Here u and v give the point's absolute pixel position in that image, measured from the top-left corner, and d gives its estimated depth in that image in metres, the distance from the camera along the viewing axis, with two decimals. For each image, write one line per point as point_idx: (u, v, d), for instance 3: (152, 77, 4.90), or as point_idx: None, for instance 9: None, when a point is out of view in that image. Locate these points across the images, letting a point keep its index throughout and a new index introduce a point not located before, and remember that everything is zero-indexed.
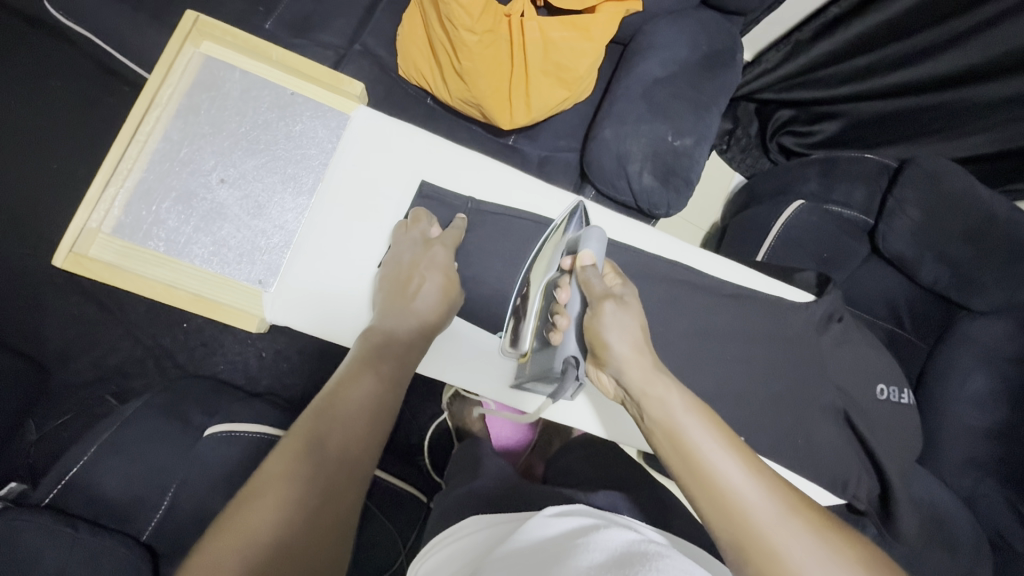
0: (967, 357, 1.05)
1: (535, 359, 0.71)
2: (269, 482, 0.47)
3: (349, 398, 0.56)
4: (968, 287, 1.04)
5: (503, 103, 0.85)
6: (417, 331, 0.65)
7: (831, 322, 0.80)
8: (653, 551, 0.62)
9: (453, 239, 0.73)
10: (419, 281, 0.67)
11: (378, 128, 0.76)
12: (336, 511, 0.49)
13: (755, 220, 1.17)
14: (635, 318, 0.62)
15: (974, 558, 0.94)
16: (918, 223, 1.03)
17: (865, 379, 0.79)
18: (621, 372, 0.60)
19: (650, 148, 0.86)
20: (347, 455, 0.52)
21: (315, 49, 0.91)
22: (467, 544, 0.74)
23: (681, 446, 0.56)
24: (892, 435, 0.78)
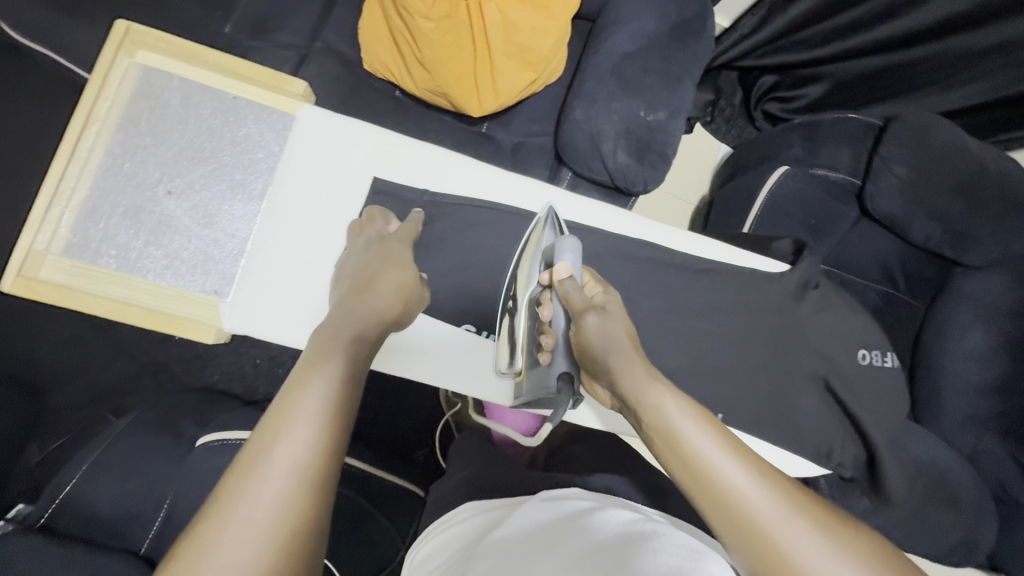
0: (964, 313, 1.03)
1: (529, 379, 0.71)
2: (222, 508, 0.40)
3: (301, 404, 0.46)
4: (962, 242, 1.02)
5: (470, 90, 0.82)
6: (375, 324, 0.59)
7: (808, 289, 0.79)
8: (649, 531, 0.62)
9: (411, 233, 0.73)
10: (373, 279, 0.63)
11: (323, 127, 0.77)
12: (300, 532, 0.40)
13: (741, 191, 1.15)
14: (621, 327, 0.63)
15: (980, 515, 0.94)
16: (907, 180, 1.00)
17: (846, 344, 0.78)
18: (615, 384, 0.61)
19: (622, 126, 0.84)
20: (303, 465, 0.43)
21: (276, 50, 0.90)
22: (462, 530, 0.74)
23: (680, 452, 0.55)
24: (879, 400, 0.77)
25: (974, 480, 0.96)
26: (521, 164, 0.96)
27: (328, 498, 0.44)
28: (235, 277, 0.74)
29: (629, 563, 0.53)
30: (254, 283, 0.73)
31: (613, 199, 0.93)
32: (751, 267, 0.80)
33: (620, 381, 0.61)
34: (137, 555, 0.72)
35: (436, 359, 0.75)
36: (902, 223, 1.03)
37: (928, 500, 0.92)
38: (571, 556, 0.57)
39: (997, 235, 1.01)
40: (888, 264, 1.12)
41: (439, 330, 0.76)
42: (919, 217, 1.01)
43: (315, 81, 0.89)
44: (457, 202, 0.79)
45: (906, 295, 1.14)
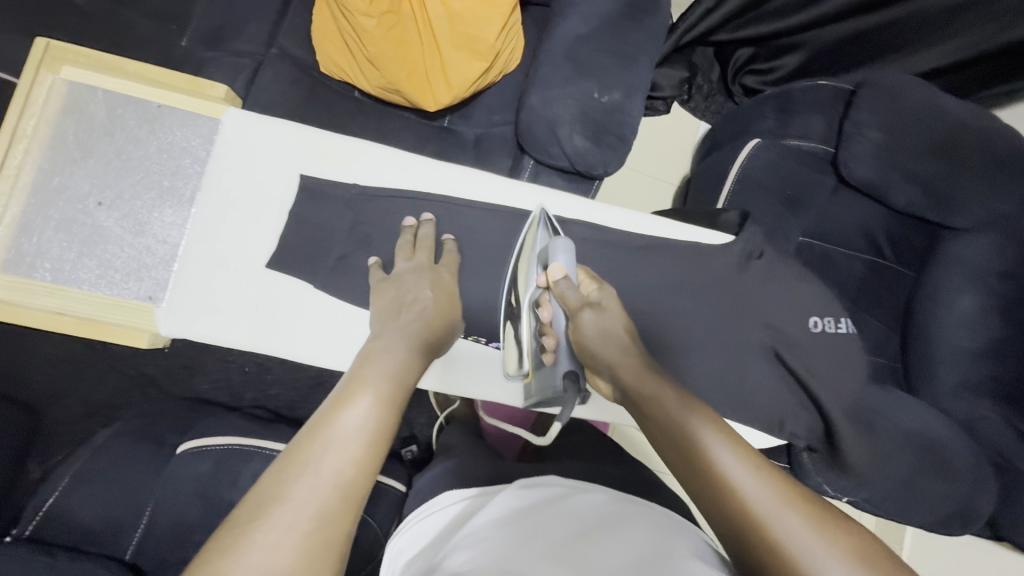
0: (956, 278, 1.00)
1: (538, 380, 0.75)
2: (264, 507, 0.46)
3: (344, 423, 0.53)
4: (946, 205, 0.98)
5: (422, 84, 0.82)
6: (418, 345, 0.65)
7: (751, 259, 0.81)
8: (625, 523, 0.62)
9: (453, 264, 0.78)
10: (417, 296, 0.71)
11: (247, 127, 0.78)
12: (331, 536, 0.46)
13: (716, 167, 1.13)
14: (615, 319, 0.69)
15: (976, 485, 0.91)
16: (882, 143, 0.97)
17: (796, 312, 0.79)
18: (616, 376, 0.66)
19: (578, 110, 0.83)
20: (342, 478, 0.49)
21: (232, 59, 0.91)
22: (439, 518, 0.74)
23: (682, 446, 0.59)
24: (832, 368, 0.77)
25: (971, 449, 0.93)
26: (484, 157, 0.96)
27: (358, 509, 0.50)
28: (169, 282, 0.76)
29: (605, 562, 0.54)
30: (190, 287, 0.74)
31: (577, 185, 0.92)
32: (695, 240, 0.83)
33: (621, 372, 0.66)
34: (122, 562, 0.75)
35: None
36: (880, 188, 1.00)
37: (921, 471, 0.89)
38: (547, 545, 0.57)
39: (983, 195, 0.97)
40: (873, 232, 1.09)
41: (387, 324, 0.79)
42: (897, 180, 0.98)
43: (271, 86, 0.90)
44: (409, 197, 0.80)
45: (892, 262, 1.10)
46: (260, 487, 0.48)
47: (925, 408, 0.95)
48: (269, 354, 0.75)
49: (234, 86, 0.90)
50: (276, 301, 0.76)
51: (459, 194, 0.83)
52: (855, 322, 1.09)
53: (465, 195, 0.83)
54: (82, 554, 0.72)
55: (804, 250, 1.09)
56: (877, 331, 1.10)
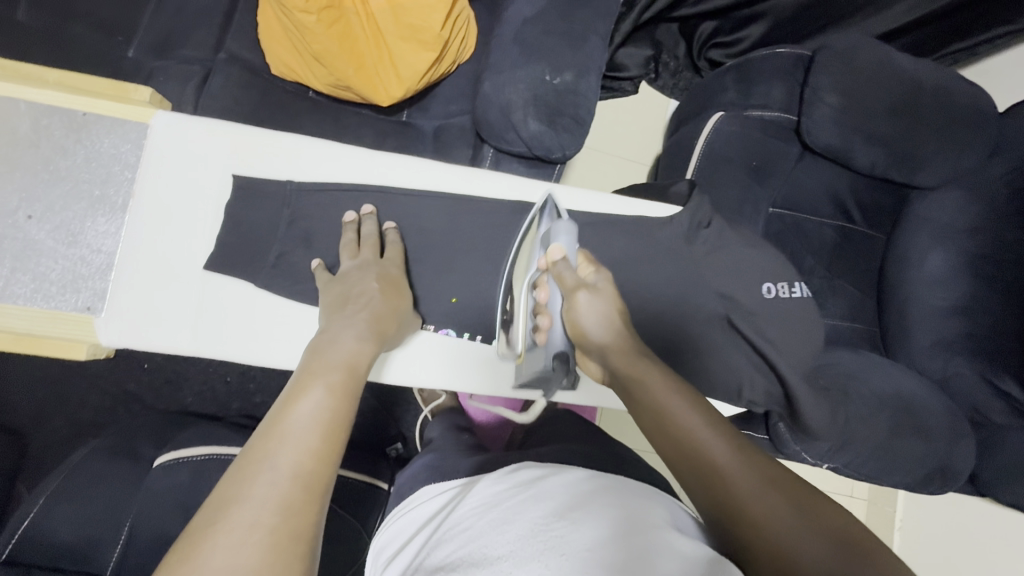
0: (925, 237, 1.02)
1: (528, 361, 0.75)
2: (224, 508, 0.46)
3: (296, 416, 0.54)
4: (909, 163, 0.98)
5: (372, 78, 0.82)
6: (366, 335, 0.66)
7: (699, 229, 0.80)
8: (600, 496, 0.61)
9: (397, 255, 0.77)
10: (362, 290, 0.70)
11: (177, 130, 0.76)
12: (297, 526, 0.46)
13: (682, 143, 1.12)
14: (609, 303, 0.67)
15: (955, 441, 0.91)
16: (839, 109, 0.96)
17: (749, 279, 0.79)
18: (608, 357, 0.67)
19: (530, 93, 0.82)
20: (298, 469, 0.50)
21: (181, 66, 0.90)
22: (422, 510, 0.74)
23: (665, 423, 0.61)
24: (785, 335, 0.78)
25: (946, 406, 0.94)
26: (443, 149, 0.95)
27: (322, 499, 0.50)
28: (108, 292, 0.74)
29: (580, 536, 0.52)
30: (133, 294, 0.74)
31: (539, 171, 0.92)
32: (640, 215, 0.83)
33: (612, 355, 0.67)
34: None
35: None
36: (843, 152, 1.00)
37: (899, 431, 0.90)
38: (521, 527, 0.56)
39: (944, 151, 0.97)
40: (841, 198, 1.09)
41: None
42: (859, 142, 0.98)
43: (222, 90, 0.89)
44: (367, 194, 0.80)
45: (863, 227, 1.10)
46: (216, 492, 0.47)
47: (901, 369, 0.96)
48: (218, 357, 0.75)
49: (185, 93, 0.89)
50: (223, 304, 0.76)
51: (418, 187, 0.82)
52: (829, 289, 1.09)
53: (425, 187, 0.83)
54: (59, 574, 0.72)
55: (774, 220, 1.09)
56: (852, 296, 1.10)
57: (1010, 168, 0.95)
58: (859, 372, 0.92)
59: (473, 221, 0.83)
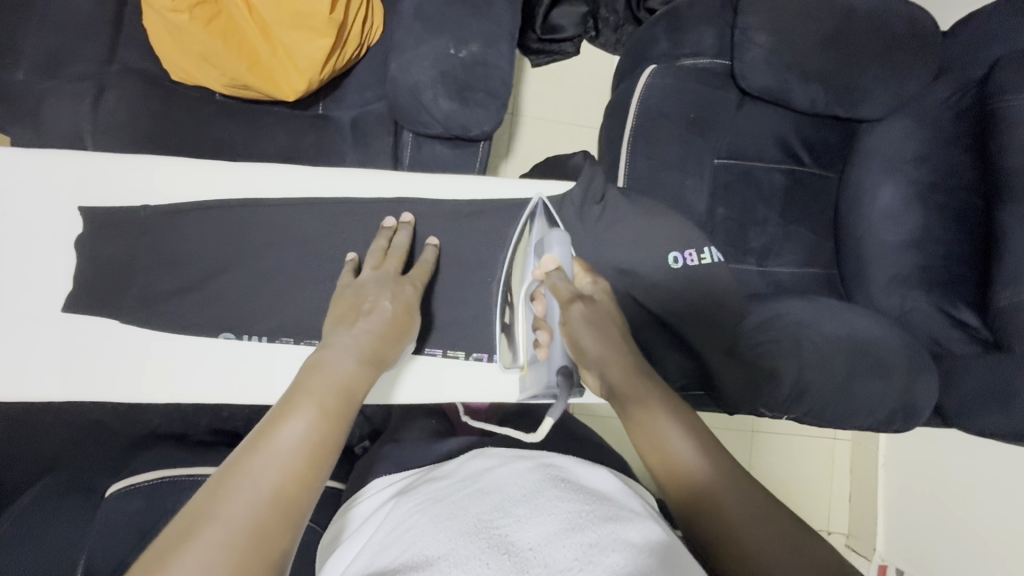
0: (876, 171, 0.98)
1: (533, 374, 0.73)
2: (195, 523, 0.44)
3: (281, 436, 0.52)
4: (850, 98, 0.95)
5: (272, 74, 0.79)
6: (364, 360, 0.62)
7: (592, 204, 0.84)
8: (549, 487, 0.56)
9: (422, 276, 0.76)
10: (369, 304, 0.67)
11: (28, 165, 0.76)
12: (267, 549, 0.44)
13: (618, 101, 1.07)
14: (604, 314, 0.68)
15: (912, 375, 0.87)
16: (770, 49, 0.92)
17: (653, 250, 0.84)
18: (603, 370, 0.65)
19: (436, 71, 0.78)
20: (279, 491, 0.48)
21: (71, 84, 0.85)
22: (373, 507, 0.71)
23: (656, 444, 0.58)
24: (695, 299, 0.84)
25: (908, 343, 0.91)
26: (363, 140, 0.91)
27: (297, 519, 0.48)
28: None
29: (526, 532, 0.48)
30: (9, 347, 0.73)
31: (463, 151, 0.88)
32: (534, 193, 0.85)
33: (609, 365, 0.64)
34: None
35: (254, 372, 0.74)
36: (782, 94, 0.96)
37: (860, 376, 0.87)
38: (469, 517, 0.52)
39: (886, 78, 0.93)
40: (787, 141, 1.04)
41: (232, 347, 0.75)
42: (795, 82, 0.94)
43: (121, 105, 0.85)
44: (281, 200, 0.79)
45: (814, 168, 1.07)
46: (191, 504, 0.46)
47: (857, 310, 0.94)
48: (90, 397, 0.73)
49: (80, 112, 0.84)
50: (110, 351, 0.74)
51: (337, 186, 0.81)
52: (785, 237, 1.06)
53: (338, 187, 0.81)
54: None
55: (721, 172, 1.05)
56: (809, 240, 1.06)
57: (953, 92, 0.91)
58: (807, 317, 0.91)
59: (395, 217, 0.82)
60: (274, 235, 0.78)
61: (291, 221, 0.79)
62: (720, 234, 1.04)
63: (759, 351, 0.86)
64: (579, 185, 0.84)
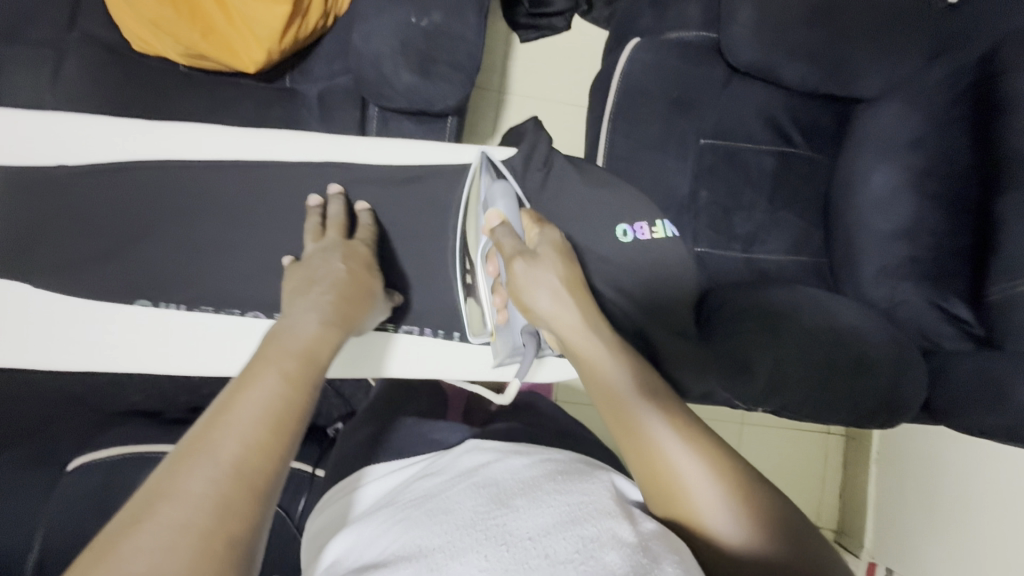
0: (870, 155, 0.92)
1: (501, 339, 0.75)
2: (147, 507, 0.36)
3: (245, 401, 0.44)
4: (843, 76, 0.89)
5: (232, 46, 0.78)
6: (324, 322, 0.57)
7: (532, 171, 0.84)
8: (547, 482, 0.51)
9: (368, 237, 0.74)
10: (321, 270, 0.64)
11: None
12: (236, 533, 0.37)
13: (600, 77, 1.03)
14: (551, 266, 0.67)
15: (897, 371, 0.82)
16: (756, 22, 0.88)
17: (603, 221, 0.84)
18: (555, 324, 0.65)
19: (397, 41, 0.74)
20: (242, 462, 0.40)
21: (30, 52, 0.83)
22: (352, 509, 0.64)
23: (614, 401, 0.55)
24: (640, 280, 0.83)
25: (891, 335, 0.85)
26: (329, 115, 0.88)
27: (268, 498, 0.40)
28: None
29: (525, 522, 0.43)
30: None
31: (431, 128, 0.86)
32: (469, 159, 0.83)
33: (557, 318, 0.64)
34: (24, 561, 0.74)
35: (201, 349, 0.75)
36: (770, 69, 0.91)
37: (838, 369, 0.83)
38: (463, 513, 0.47)
39: (878, 58, 0.88)
40: (778, 121, 0.99)
41: (194, 320, 0.76)
42: (783, 57, 0.89)
43: (81, 75, 0.83)
44: (237, 174, 0.77)
45: (806, 150, 1.00)
46: (142, 490, 0.37)
47: (838, 299, 0.90)
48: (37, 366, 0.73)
49: (40, 81, 0.83)
50: (66, 326, 0.74)
51: (296, 160, 0.78)
52: (773, 223, 0.99)
53: (297, 162, 0.78)
54: None
55: (707, 153, 0.99)
56: (799, 229, 1.00)
57: (951, 71, 0.85)
58: (786, 306, 0.87)
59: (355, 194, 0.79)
60: (231, 210, 0.77)
61: (250, 195, 0.77)
62: (704, 219, 0.98)
63: (733, 340, 0.83)
64: (519, 150, 0.85)
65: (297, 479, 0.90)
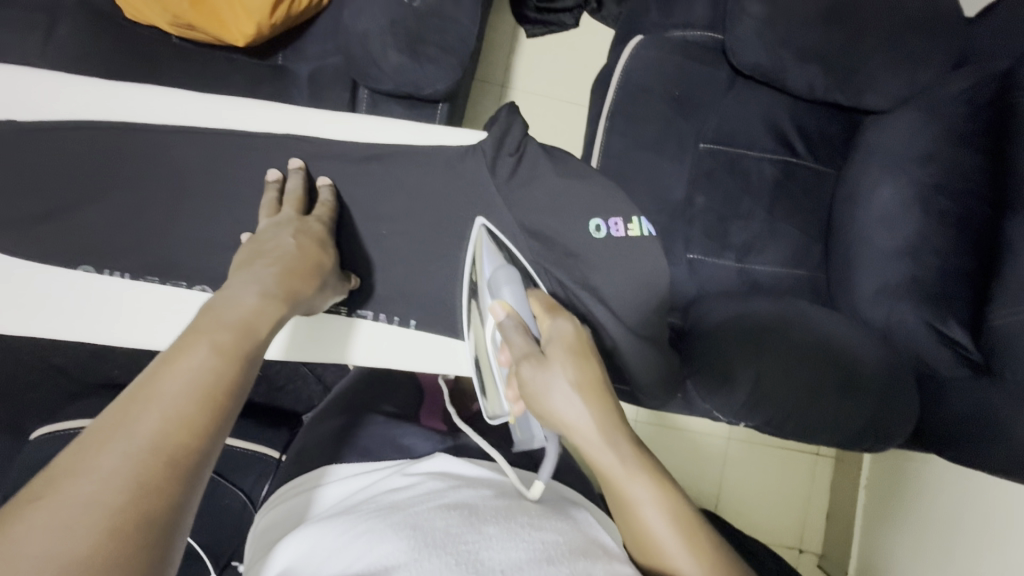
0: (873, 168, 0.87)
1: (518, 426, 0.67)
2: (57, 480, 0.33)
3: (171, 376, 0.42)
4: (851, 83, 0.86)
5: (223, 19, 0.79)
6: (262, 295, 0.55)
7: (505, 156, 0.79)
8: (521, 514, 0.50)
9: (326, 213, 0.73)
10: (271, 245, 0.63)
11: None
12: (153, 509, 0.34)
13: (600, 74, 1.01)
14: (563, 362, 0.56)
15: (885, 394, 0.79)
16: (763, 21, 0.85)
17: (578, 215, 0.80)
18: (570, 437, 0.54)
19: (388, 21, 0.73)
20: (166, 437, 0.38)
21: (19, 13, 0.82)
22: (309, 512, 0.62)
23: (626, 514, 0.51)
24: (612, 278, 0.80)
25: (883, 355, 0.82)
26: (318, 95, 0.86)
27: (194, 473, 0.38)
28: None
29: (496, 554, 0.42)
30: None
31: (420, 114, 0.84)
32: (439, 141, 0.79)
33: (569, 431, 0.54)
34: None
35: (159, 322, 0.73)
36: (775, 75, 0.89)
37: (826, 386, 0.79)
38: (423, 531, 0.45)
39: (892, 66, 0.85)
40: (781, 128, 0.96)
41: (160, 296, 0.74)
42: (790, 61, 0.86)
43: (70, 40, 0.82)
44: (217, 148, 0.76)
45: (809, 160, 0.97)
46: (51, 466, 0.34)
47: (827, 315, 0.86)
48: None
49: (28, 44, 0.82)
50: (26, 292, 0.72)
51: (280, 137, 0.77)
52: (771, 234, 0.95)
53: (281, 140, 0.77)
54: None
55: (705, 157, 0.95)
56: (796, 240, 0.95)
57: (972, 84, 0.81)
58: (773, 318, 0.83)
59: (338, 174, 0.78)
60: (211, 184, 0.76)
61: (230, 169, 0.76)
62: (699, 224, 0.94)
63: (713, 352, 0.81)
64: (493, 133, 0.78)
65: (261, 464, 0.88)
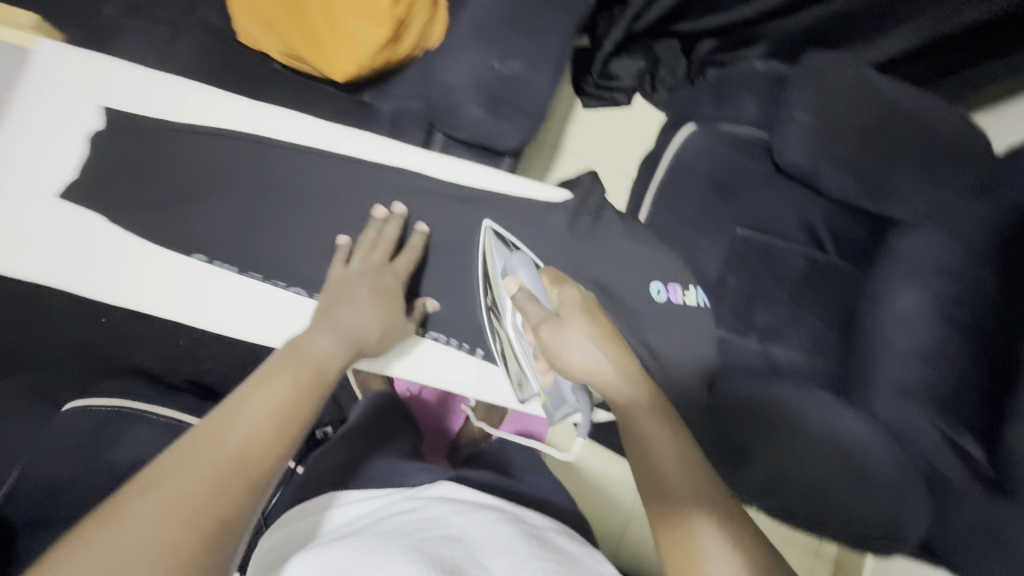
0: (897, 277, 0.91)
1: (549, 397, 0.74)
2: (156, 479, 0.38)
3: (258, 399, 0.47)
4: (883, 193, 0.93)
5: (326, 57, 0.88)
6: (342, 340, 0.61)
7: (583, 216, 0.89)
8: (522, 552, 0.51)
9: (408, 264, 0.78)
10: (353, 292, 0.68)
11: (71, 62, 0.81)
12: (226, 518, 0.39)
13: (650, 151, 1.09)
14: (579, 322, 0.63)
15: (896, 498, 0.78)
16: (809, 129, 0.94)
17: (637, 277, 0.88)
18: (593, 385, 0.60)
19: (475, 79, 0.82)
20: (246, 454, 0.43)
21: (148, 24, 0.92)
22: (314, 530, 0.62)
23: (680, 531, 0.46)
24: (664, 337, 0.87)
25: (897, 462, 0.82)
26: (397, 132, 0.94)
27: (262, 492, 0.43)
28: None
29: None
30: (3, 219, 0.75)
31: (487, 162, 0.91)
32: (527, 194, 0.88)
33: (607, 394, 0.59)
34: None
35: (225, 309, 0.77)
36: (812, 176, 0.96)
37: (837, 476, 0.81)
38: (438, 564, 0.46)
39: (921, 183, 0.91)
40: (811, 223, 1.03)
41: (228, 284, 0.78)
42: (827, 167, 0.94)
43: (185, 53, 0.92)
44: (302, 166, 0.83)
45: (835, 258, 1.03)
46: (151, 465, 0.40)
47: (846, 411, 0.86)
48: (72, 288, 0.75)
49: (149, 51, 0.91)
50: (107, 261, 0.76)
51: (359, 164, 0.84)
52: (794, 321, 1.00)
53: (360, 168, 0.84)
54: None
55: (740, 242, 1.02)
56: (817, 329, 1.00)
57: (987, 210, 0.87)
58: (793, 404, 0.86)
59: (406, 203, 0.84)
60: (288, 197, 0.82)
61: (308, 187, 0.83)
62: (729, 302, 1.01)
63: (730, 427, 0.84)
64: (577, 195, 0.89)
65: None
